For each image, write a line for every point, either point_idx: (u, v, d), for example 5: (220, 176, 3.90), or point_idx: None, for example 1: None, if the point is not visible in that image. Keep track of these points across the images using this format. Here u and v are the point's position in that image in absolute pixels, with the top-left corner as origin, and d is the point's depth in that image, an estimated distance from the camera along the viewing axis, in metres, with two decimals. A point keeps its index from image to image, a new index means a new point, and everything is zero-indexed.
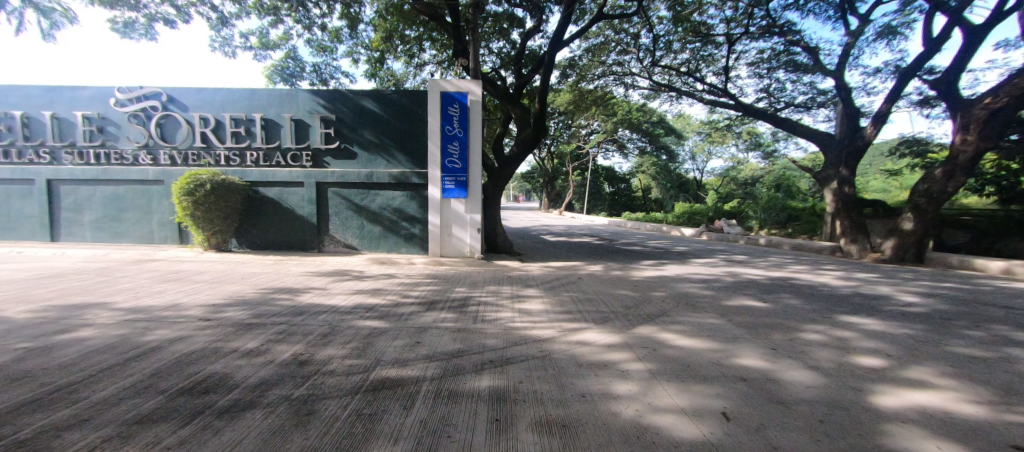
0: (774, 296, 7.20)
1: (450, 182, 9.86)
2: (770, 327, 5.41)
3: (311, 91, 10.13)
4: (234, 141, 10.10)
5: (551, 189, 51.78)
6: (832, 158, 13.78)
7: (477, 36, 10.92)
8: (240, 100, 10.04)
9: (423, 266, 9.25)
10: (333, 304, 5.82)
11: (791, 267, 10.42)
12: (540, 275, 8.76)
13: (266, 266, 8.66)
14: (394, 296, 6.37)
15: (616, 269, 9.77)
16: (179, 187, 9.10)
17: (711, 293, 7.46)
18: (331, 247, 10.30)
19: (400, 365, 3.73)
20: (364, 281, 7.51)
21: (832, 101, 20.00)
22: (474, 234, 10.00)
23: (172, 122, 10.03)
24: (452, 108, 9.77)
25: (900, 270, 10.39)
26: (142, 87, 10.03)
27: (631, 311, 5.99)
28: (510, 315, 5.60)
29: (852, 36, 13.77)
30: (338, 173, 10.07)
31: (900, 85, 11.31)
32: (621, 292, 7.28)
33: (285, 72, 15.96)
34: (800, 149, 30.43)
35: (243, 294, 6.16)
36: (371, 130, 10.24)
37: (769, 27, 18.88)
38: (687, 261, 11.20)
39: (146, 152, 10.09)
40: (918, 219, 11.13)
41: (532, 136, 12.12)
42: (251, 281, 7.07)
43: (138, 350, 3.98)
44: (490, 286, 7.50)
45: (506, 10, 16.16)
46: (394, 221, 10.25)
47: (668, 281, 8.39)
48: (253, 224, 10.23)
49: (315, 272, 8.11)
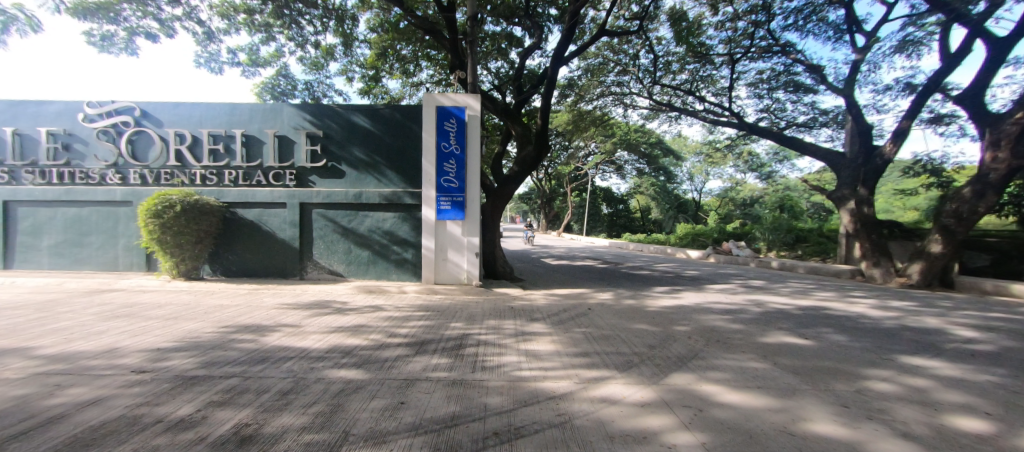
0: (814, 331, 6.33)
1: (446, 202, 9.07)
2: (827, 375, 4.51)
3: (297, 106, 9.44)
4: (211, 158, 9.31)
5: (549, 210, 51.22)
6: (847, 176, 13.14)
7: (475, 49, 10.36)
8: (220, 116, 9.32)
9: (415, 295, 8.34)
10: (305, 347, 4.89)
11: (817, 295, 9.57)
12: (545, 305, 7.85)
13: (238, 297, 7.71)
14: (378, 335, 5.43)
15: (627, 297, 8.91)
16: (145, 209, 8.23)
17: (741, 326, 6.58)
18: (314, 275, 9.39)
19: (375, 443, 2.79)
20: (346, 315, 6.58)
21: (834, 120, 19.73)
22: (472, 259, 9.15)
23: (144, 139, 9.27)
24: (449, 123, 9.12)
25: (934, 297, 9.56)
26: (113, 101, 9.30)
27: (657, 352, 5.09)
28: (516, 359, 4.68)
29: (859, 53, 13.47)
30: (324, 193, 9.29)
31: (920, 100, 10.84)
32: (639, 327, 6.37)
33: (276, 90, 15.47)
34: (801, 169, 30.21)
35: (199, 334, 5.21)
36: (361, 148, 9.51)
37: (769, 47, 18.76)
38: (702, 288, 10.33)
39: (114, 170, 9.27)
40: (946, 242, 10.43)
41: (534, 154, 11.42)
42: (214, 317, 6.11)
43: (31, 421, 3.01)
44: (491, 319, 6.60)
45: (505, 29, 15.93)
46: (384, 245, 9.40)
47: (688, 312, 7.52)
48: (229, 249, 9.33)
49: (291, 304, 7.17)
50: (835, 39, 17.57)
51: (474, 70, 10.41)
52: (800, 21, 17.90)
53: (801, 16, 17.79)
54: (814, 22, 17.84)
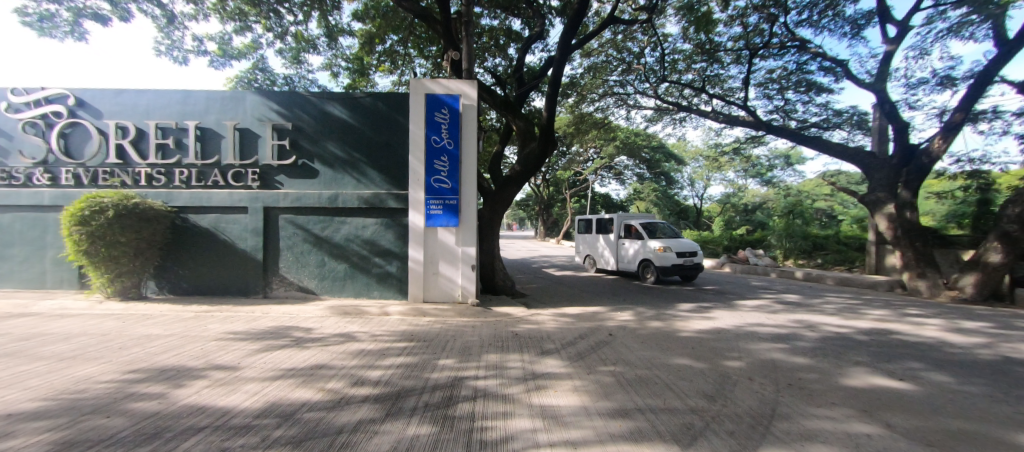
0: (903, 368, 4.96)
1: (437, 206, 7.71)
2: (979, 449, 3.10)
3: (262, 94, 8.04)
4: (159, 155, 7.89)
5: (547, 217, 49.73)
6: (883, 178, 11.88)
7: (470, 30, 9.02)
8: (171, 105, 7.94)
9: (399, 319, 6.91)
10: (230, 406, 3.44)
11: (868, 313, 8.19)
12: (557, 331, 6.43)
13: (177, 322, 6.26)
14: (339, 383, 3.99)
15: (651, 318, 7.48)
16: (70, 215, 6.77)
17: (807, 360, 5.18)
18: (280, 292, 7.96)
19: None
20: (306, 348, 5.14)
21: (850, 121, 18.60)
22: (467, 272, 7.79)
23: (80, 132, 7.85)
24: (441, 113, 7.80)
25: (1003, 315, 8.23)
26: (43, 88, 7.89)
27: (722, 407, 3.68)
28: (529, 425, 3.25)
29: (891, 45, 12.33)
30: (292, 196, 7.88)
31: (977, 90, 9.64)
32: (681, 363, 4.98)
33: (253, 85, 14.16)
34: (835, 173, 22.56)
35: (87, 387, 3.74)
36: (338, 142, 8.12)
37: (782, 44, 17.67)
38: (734, 304, 8.93)
39: (43, 169, 7.82)
40: (1008, 251, 9.26)
41: (538, 151, 10.02)
42: (130, 355, 4.65)
43: None
44: (491, 354, 5.13)
45: (503, 23, 14.77)
46: (364, 257, 7.99)
47: (732, 339, 6.10)
48: (179, 263, 7.89)
49: (241, 333, 5.71)
50: (854, 34, 16.52)
51: (470, 55, 9.07)
52: (814, 15, 16.87)
53: (815, 11, 16.76)
54: (829, 18, 16.81)
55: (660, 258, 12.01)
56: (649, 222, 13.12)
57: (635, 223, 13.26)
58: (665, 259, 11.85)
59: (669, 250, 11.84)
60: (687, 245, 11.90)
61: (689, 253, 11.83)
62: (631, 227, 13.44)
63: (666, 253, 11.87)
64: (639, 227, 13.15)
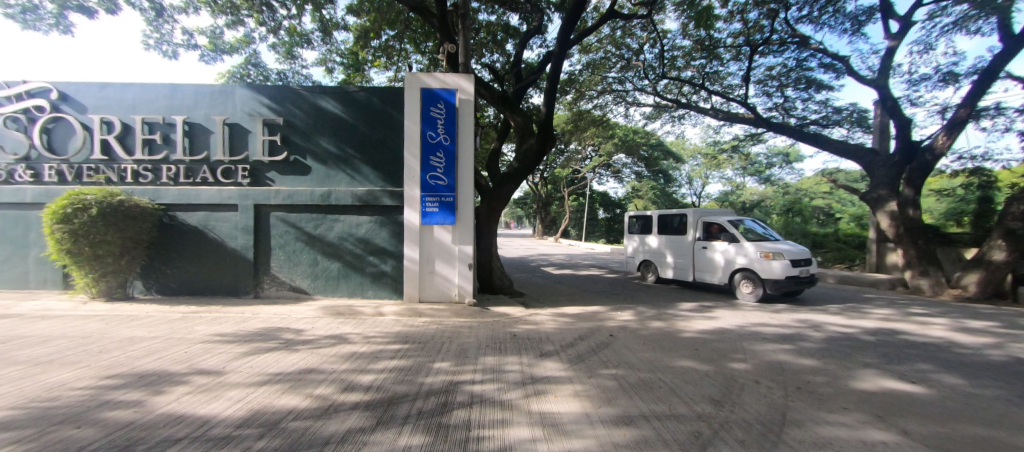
0: (914, 370, 4.81)
1: (433, 204, 7.51)
2: None
3: (252, 88, 7.81)
4: (145, 151, 7.65)
5: (546, 215, 49.52)
6: (884, 175, 11.75)
7: (467, 23, 8.79)
8: (157, 99, 7.70)
9: (394, 319, 6.71)
10: (210, 415, 3.24)
11: (872, 312, 8.05)
12: (556, 332, 6.25)
13: (163, 323, 6.05)
14: (328, 389, 3.80)
15: (652, 318, 7.31)
16: (51, 213, 6.51)
17: (815, 362, 5.02)
18: (271, 292, 7.75)
19: None
20: (295, 351, 4.93)
21: (850, 118, 18.46)
22: (464, 271, 7.60)
23: (63, 127, 7.60)
24: (436, 108, 7.59)
25: (1008, 314, 8.11)
26: (25, 81, 7.62)
27: (731, 413, 3.51)
28: (527, 434, 3.06)
29: (893, 41, 12.18)
30: (283, 193, 7.66)
31: (982, 86, 9.50)
32: (685, 365, 4.81)
33: (245, 81, 13.88)
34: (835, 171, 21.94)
35: (59, 394, 3.53)
36: (331, 138, 7.90)
37: (783, 40, 17.51)
38: (735, 304, 8.77)
39: (25, 166, 7.58)
40: (1013, 249, 9.14)
41: (537, 148, 9.82)
42: (110, 359, 4.44)
43: None
44: (488, 357, 4.94)
45: (500, 18, 14.53)
46: (358, 256, 7.79)
47: (736, 340, 5.93)
48: (168, 262, 7.66)
49: (228, 335, 5.51)
50: (855, 31, 16.37)
51: (466, 49, 8.85)
52: (815, 12, 16.70)
53: (816, 7, 16.59)
54: (830, 14, 16.64)
55: (764, 266, 9.05)
56: (736, 221, 10.24)
57: (717, 222, 10.35)
58: (773, 268, 8.91)
59: (781, 256, 8.95)
60: (799, 251, 9.07)
61: (803, 261, 8.98)
62: (712, 227, 10.52)
63: (774, 260, 8.95)
64: (723, 226, 10.22)
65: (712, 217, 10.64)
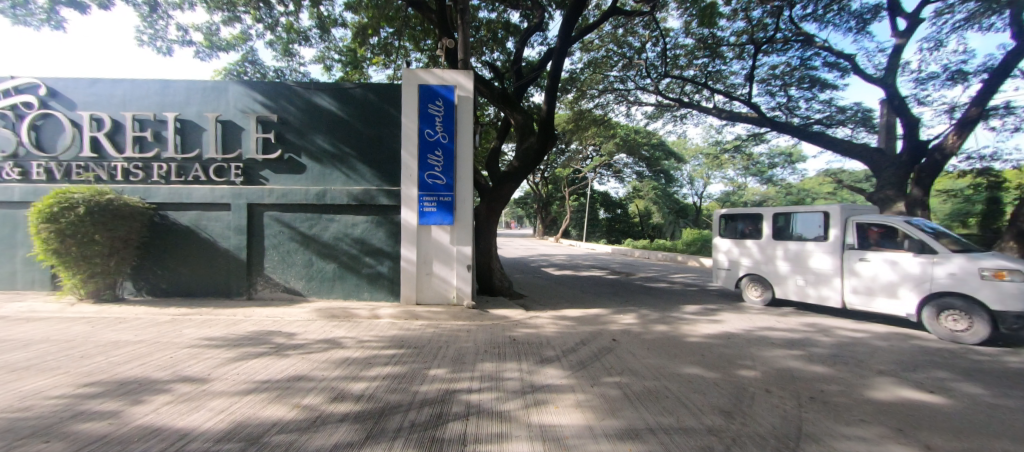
0: (931, 378, 4.59)
1: (431, 203, 7.32)
2: None
3: (245, 84, 7.61)
4: (136, 148, 7.47)
5: (546, 215, 49.26)
6: (891, 175, 11.53)
7: (466, 18, 8.59)
8: (149, 95, 7.52)
9: (390, 322, 6.51)
10: (189, 427, 3.03)
11: (881, 316, 7.83)
12: (557, 336, 6.04)
13: (151, 327, 5.85)
14: (316, 399, 3.59)
15: (656, 322, 7.10)
16: (37, 212, 6.32)
17: (827, 369, 4.81)
18: (265, 294, 7.55)
19: None
20: (285, 357, 4.73)
21: (855, 118, 18.23)
22: (463, 273, 7.41)
23: (52, 124, 7.41)
24: (435, 105, 7.40)
25: None
26: (12, 77, 7.43)
27: (743, 426, 3.30)
28: (527, 450, 2.85)
29: (901, 38, 11.96)
30: (277, 192, 7.47)
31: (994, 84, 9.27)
32: (692, 372, 4.60)
33: (242, 78, 13.69)
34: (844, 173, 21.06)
35: (31, 404, 3.33)
36: (326, 135, 7.71)
37: (787, 38, 17.27)
38: (741, 307, 8.56)
39: (12, 163, 7.38)
40: None
41: (537, 147, 9.62)
42: (90, 365, 4.24)
43: None
44: (486, 363, 4.74)
45: (500, 15, 14.33)
46: (353, 257, 7.59)
47: (744, 345, 5.72)
48: (159, 263, 7.48)
49: (217, 339, 5.31)
50: (860, 29, 16.14)
51: (466, 45, 8.65)
52: (819, 10, 16.47)
53: (820, 5, 16.37)
54: (835, 12, 16.41)
55: (970, 282, 5.85)
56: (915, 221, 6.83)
57: (880, 223, 7.12)
58: (990, 289, 5.68)
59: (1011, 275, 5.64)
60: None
61: None
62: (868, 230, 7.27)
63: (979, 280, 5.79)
64: (887, 228, 6.99)
65: (866, 216, 7.40)
